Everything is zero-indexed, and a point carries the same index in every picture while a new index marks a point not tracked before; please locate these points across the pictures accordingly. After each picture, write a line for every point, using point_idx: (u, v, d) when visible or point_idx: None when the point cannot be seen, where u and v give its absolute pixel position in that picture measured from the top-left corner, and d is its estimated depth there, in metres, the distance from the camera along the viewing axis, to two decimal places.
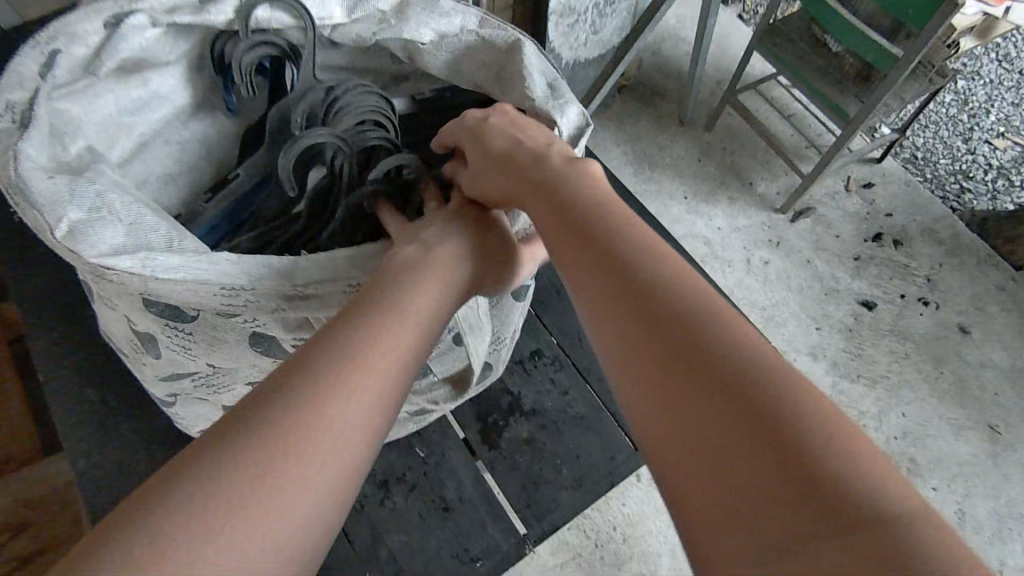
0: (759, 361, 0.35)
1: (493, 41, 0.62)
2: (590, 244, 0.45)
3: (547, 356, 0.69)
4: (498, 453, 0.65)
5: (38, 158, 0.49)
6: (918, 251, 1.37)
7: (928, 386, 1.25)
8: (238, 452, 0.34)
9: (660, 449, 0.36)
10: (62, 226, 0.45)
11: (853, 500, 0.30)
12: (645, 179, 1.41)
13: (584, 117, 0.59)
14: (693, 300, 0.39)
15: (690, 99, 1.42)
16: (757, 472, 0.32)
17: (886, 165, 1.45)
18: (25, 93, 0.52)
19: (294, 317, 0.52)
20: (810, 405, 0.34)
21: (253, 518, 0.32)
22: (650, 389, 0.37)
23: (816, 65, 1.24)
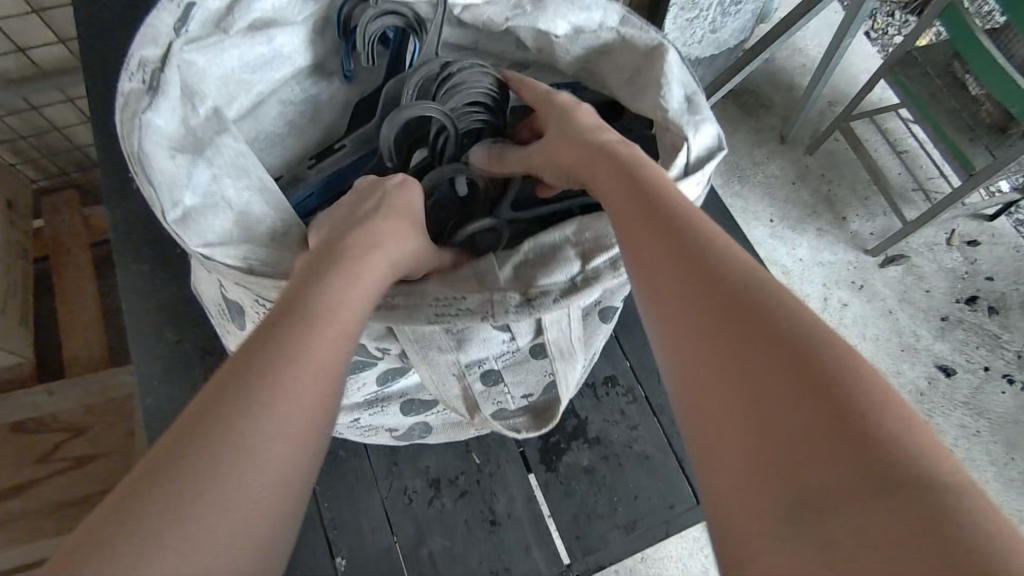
0: (804, 338, 0.33)
1: (633, 41, 0.60)
2: (646, 204, 0.45)
3: (620, 385, 0.67)
4: (554, 475, 0.63)
5: (166, 129, 0.51)
6: (1013, 324, 1.26)
7: (995, 469, 1.17)
8: (212, 449, 0.32)
9: (702, 438, 0.34)
10: (177, 210, 0.48)
11: (894, 461, 0.28)
12: (732, 193, 1.34)
13: (719, 141, 0.54)
14: (742, 272, 0.37)
15: (798, 117, 1.33)
16: (800, 464, 0.29)
17: (997, 225, 1.33)
18: (158, 51, 0.53)
19: (380, 327, 0.49)
20: (856, 384, 0.31)
21: (241, 503, 0.32)
22: (695, 369, 0.35)
23: (949, 104, 1.12)
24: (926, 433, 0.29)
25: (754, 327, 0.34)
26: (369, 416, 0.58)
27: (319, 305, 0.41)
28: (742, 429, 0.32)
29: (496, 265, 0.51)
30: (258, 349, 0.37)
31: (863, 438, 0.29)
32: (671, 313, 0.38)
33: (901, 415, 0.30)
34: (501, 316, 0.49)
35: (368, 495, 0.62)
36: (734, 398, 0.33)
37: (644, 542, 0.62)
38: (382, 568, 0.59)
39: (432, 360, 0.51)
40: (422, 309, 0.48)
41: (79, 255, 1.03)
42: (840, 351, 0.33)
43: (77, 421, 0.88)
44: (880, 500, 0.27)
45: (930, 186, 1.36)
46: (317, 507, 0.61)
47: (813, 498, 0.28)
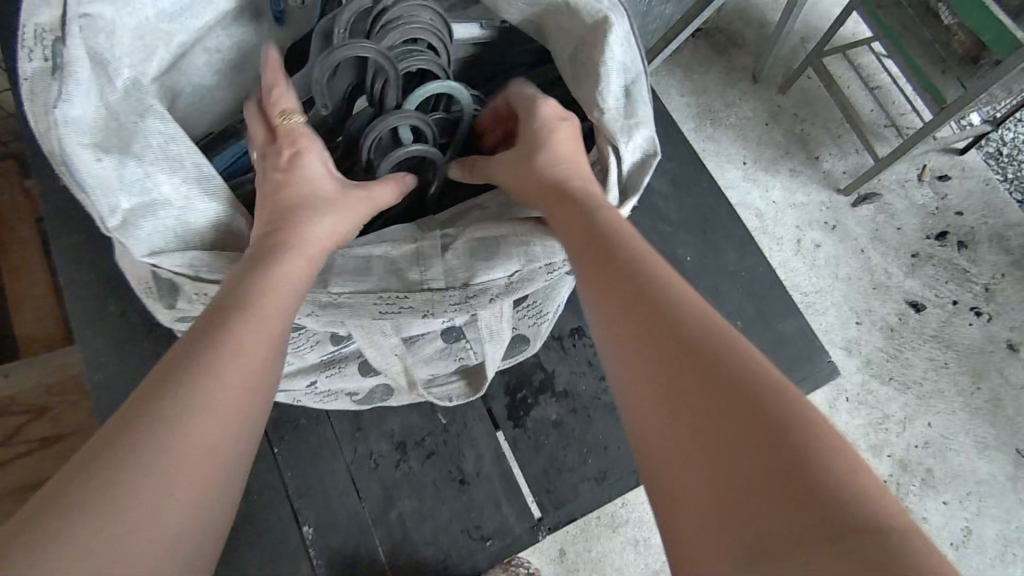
0: (764, 380, 0.36)
1: (581, 12, 0.56)
2: (600, 234, 0.47)
3: (587, 336, 0.66)
4: (522, 431, 0.63)
5: (84, 116, 0.47)
6: (981, 256, 1.27)
7: (962, 400, 1.20)
8: (139, 448, 0.34)
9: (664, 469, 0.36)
10: (117, 216, 0.48)
11: (839, 503, 0.31)
12: (704, 137, 1.32)
13: (652, 143, 0.54)
14: (706, 317, 0.40)
15: (770, 55, 1.29)
16: (756, 500, 0.32)
17: (968, 158, 1.32)
18: (53, 13, 0.47)
19: (326, 318, 0.50)
20: (811, 430, 0.34)
21: (175, 501, 0.34)
22: (662, 407, 0.37)
23: (923, 36, 1.09)
24: (856, 463, 0.33)
25: (721, 370, 0.37)
26: (327, 379, 0.56)
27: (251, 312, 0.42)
28: (691, 460, 0.34)
29: (439, 259, 0.50)
30: (193, 359, 0.38)
31: (801, 468, 0.32)
32: (623, 349, 0.41)
33: (834, 448, 0.33)
34: (440, 313, 0.51)
35: (332, 462, 0.61)
36: (682, 432, 0.36)
37: (615, 492, 0.62)
38: (351, 533, 0.59)
39: (378, 345, 0.52)
40: (364, 306, 0.49)
41: (24, 230, 0.98)
42: (796, 396, 0.35)
43: (37, 402, 0.85)
44: (813, 528, 0.30)
45: (902, 122, 1.34)
46: (281, 476, 0.60)
47: (755, 522, 0.31)
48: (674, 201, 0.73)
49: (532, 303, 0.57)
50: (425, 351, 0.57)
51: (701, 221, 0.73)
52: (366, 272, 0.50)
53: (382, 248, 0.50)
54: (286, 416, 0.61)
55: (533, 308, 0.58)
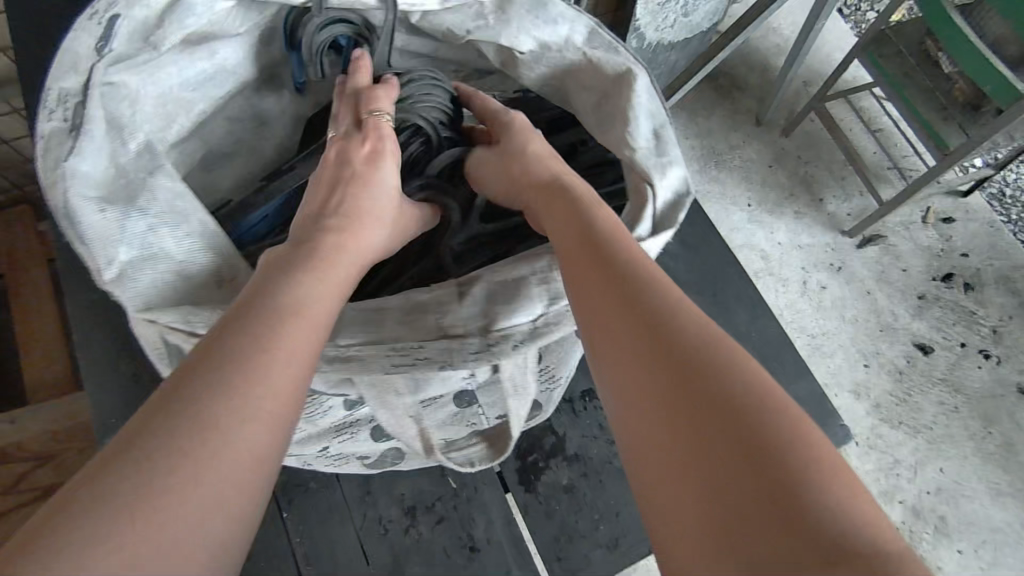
0: (755, 400, 0.35)
1: (603, 65, 0.58)
2: (592, 242, 0.47)
3: (598, 398, 0.66)
4: (533, 496, 0.62)
5: (93, 172, 0.49)
6: (989, 299, 1.27)
7: (973, 444, 1.18)
8: (165, 455, 0.32)
9: (653, 482, 0.36)
10: (113, 268, 0.47)
11: (827, 529, 0.30)
12: (709, 178, 1.33)
13: (686, 182, 0.54)
14: (702, 334, 0.39)
15: (773, 99, 1.31)
16: (746, 520, 0.31)
17: (971, 201, 1.33)
18: (78, 79, 0.49)
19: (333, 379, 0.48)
20: (803, 451, 0.33)
21: (206, 526, 0.32)
22: (651, 423, 0.37)
23: (924, 85, 1.11)
24: (850, 487, 0.32)
25: (708, 391, 0.36)
26: (339, 444, 0.56)
27: (280, 318, 0.40)
28: (677, 462, 0.35)
29: (456, 305, 0.50)
30: (217, 365, 0.37)
31: (791, 492, 0.31)
32: (615, 358, 0.41)
33: (823, 463, 0.33)
34: (460, 365, 0.48)
35: (341, 528, 0.60)
36: (670, 434, 0.36)
37: (627, 561, 0.61)
38: None
39: (388, 405, 0.50)
40: (374, 359, 0.47)
41: (35, 273, 0.99)
42: (788, 414, 0.35)
43: (44, 448, 0.85)
44: (798, 551, 0.30)
45: (905, 164, 1.36)
46: (289, 541, 0.60)
47: (730, 522, 0.32)
48: (684, 260, 0.74)
49: (546, 369, 0.58)
50: (438, 416, 0.57)
51: (709, 277, 0.74)
52: (377, 323, 0.49)
53: (396, 302, 0.50)
54: (296, 478, 0.61)
55: (547, 372, 0.57)
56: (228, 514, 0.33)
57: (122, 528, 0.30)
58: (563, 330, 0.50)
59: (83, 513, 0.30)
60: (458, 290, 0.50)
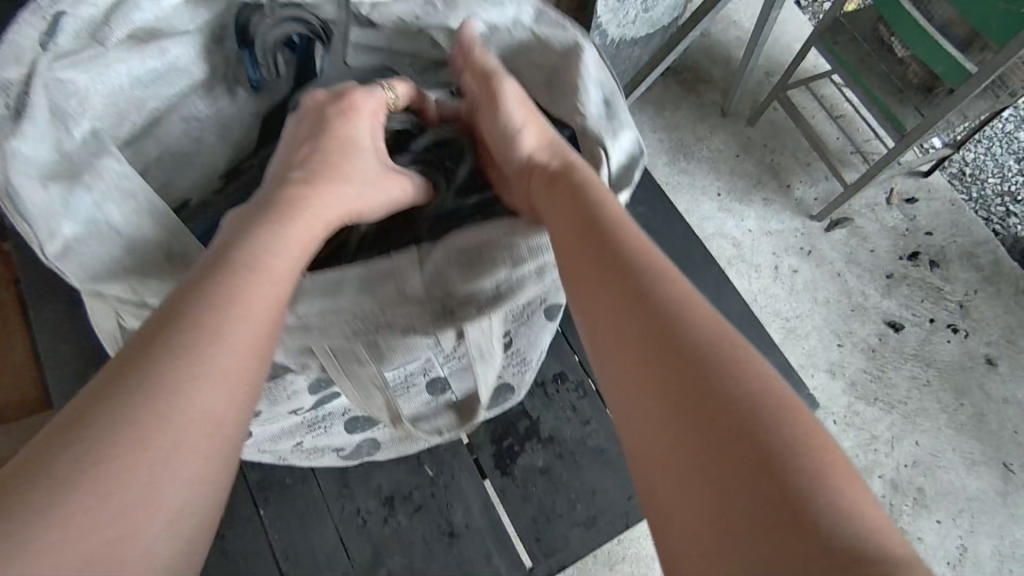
0: (752, 393, 0.37)
1: (552, 40, 0.59)
2: (588, 231, 0.48)
3: (570, 381, 0.71)
4: (509, 479, 0.67)
5: (38, 156, 0.49)
6: (954, 275, 1.31)
7: (946, 417, 1.22)
8: (132, 423, 0.36)
9: (647, 462, 0.38)
10: (56, 242, 0.47)
11: (815, 513, 0.32)
12: (678, 170, 1.35)
13: (637, 145, 0.57)
14: (699, 326, 0.40)
15: (736, 89, 1.34)
16: (736, 501, 0.34)
17: (933, 180, 1.37)
18: (20, 70, 0.51)
19: (294, 345, 0.49)
20: (796, 440, 0.35)
21: (175, 479, 0.36)
22: (647, 408, 0.39)
23: (879, 69, 1.15)
24: (844, 484, 0.34)
25: (707, 382, 0.38)
26: (314, 437, 0.61)
27: (237, 287, 0.42)
28: (676, 451, 0.36)
29: (412, 270, 0.49)
30: (178, 334, 0.39)
31: (782, 481, 0.33)
32: (613, 347, 0.42)
33: (813, 451, 0.35)
34: (421, 326, 0.50)
35: (318, 525, 0.64)
36: (671, 424, 0.37)
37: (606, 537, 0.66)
38: None
39: (354, 375, 0.52)
40: (337, 327, 0.48)
41: (3, 293, 0.97)
42: (783, 406, 0.37)
43: None
44: (786, 533, 0.32)
45: (867, 148, 1.39)
46: (267, 540, 0.64)
47: (724, 513, 0.34)
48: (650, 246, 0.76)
49: (515, 352, 0.63)
50: (413, 403, 0.62)
51: (676, 261, 0.75)
52: (336, 290, 0.48)
53: (356, 271, 0.48)
54: (272, 478, 0.66)
55: (514, 354, 0.62)
56: (198, 479, 0.37)
57: (97, 489, 0.34)
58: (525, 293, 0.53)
59: (58, 473, 0.34)
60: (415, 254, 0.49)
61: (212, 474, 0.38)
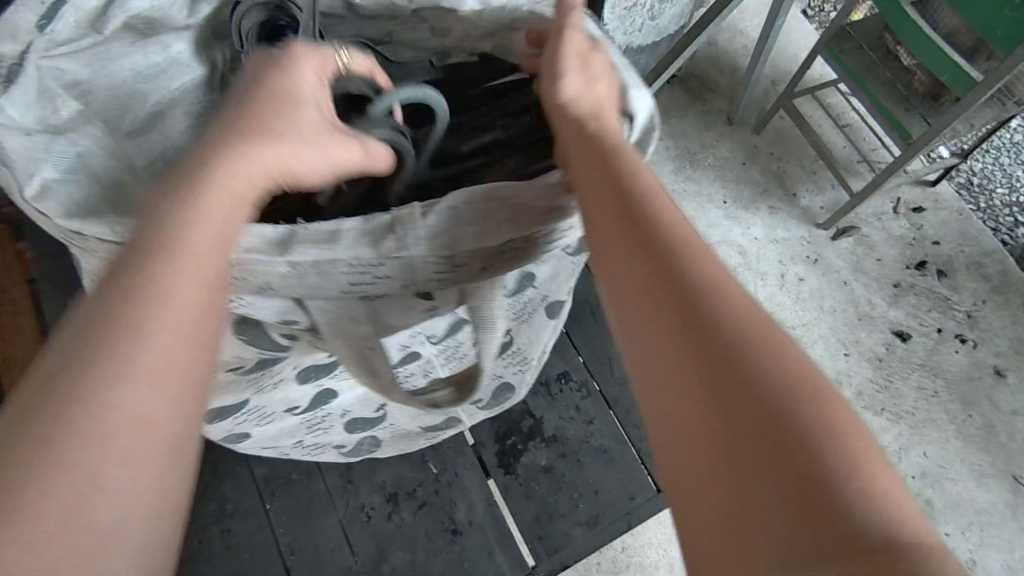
0: (800, 399, 0.32)
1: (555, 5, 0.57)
2: (615, 200, 0.42)
3: (573, 381, 0.77)
4: (513, 477, 0.73)
5: (24, 119, 0.50)
6: (961, 285, 1.30)
7: (954, 427, 1.21)
8: (44, 459, 0.29)
9: (676, 463, 0.34)
10: (33, 183, 0.47)
11: (870, 543, 0.29)
12: (685, 178, 1.36)
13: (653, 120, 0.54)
14: (742, 317, 0.35)
15: (742, 98, 1.35)
16: (775, 521, 0.30)
17: (940, 190, 1.37)
18: (17, 47, 0.51)
19: (284, 299, 0.48)
20: (848, 456, 0.31)
21: (114, 511, 0.30)
22: (676, 406, 0.34)
23: (884, 77, 1.15)
24: (898, 503, 0.30)
25: (748, 383, 0.33)
26: (313, 436, 0.65)
27: (159, 273, 0.35)
28: (700, 441, 0.33)
29: (418, 220, 0.46)
30: (97, 340, 0.32)
31: (831, 502, 0.30)
32: (640, 332, 0.37)
33: (866, 468, 0.31)
34: (424, 285, 0.49)
35: (321, 518, 0.71)
36: (695, 411, 0.34)
37: (607, 535, 0.72)
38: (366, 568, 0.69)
39: (348, 337, 0.51)
40: (331, 278, 0.46)
41: (15, 292, 0.99)
42: (832, 416, 0.32)
43: None
44: (838, 564, 0.28)
45: (874, 157, 1.40)
46: (271, 533, 0.70)
47: (748, 507, 0.31)
48: None
49: (517, 351, 0.67)
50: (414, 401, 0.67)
51: None
52: (333, 239, 0.45)
53: (354, 220, 0.46)
54: (277, 473, 0.72)
55: (517, 351, 0.67)
56: (141, 507, 0.31)
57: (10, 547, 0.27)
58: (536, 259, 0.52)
59: None
60: (420, 205, 0.46)
61: (156, 495, 0.32)
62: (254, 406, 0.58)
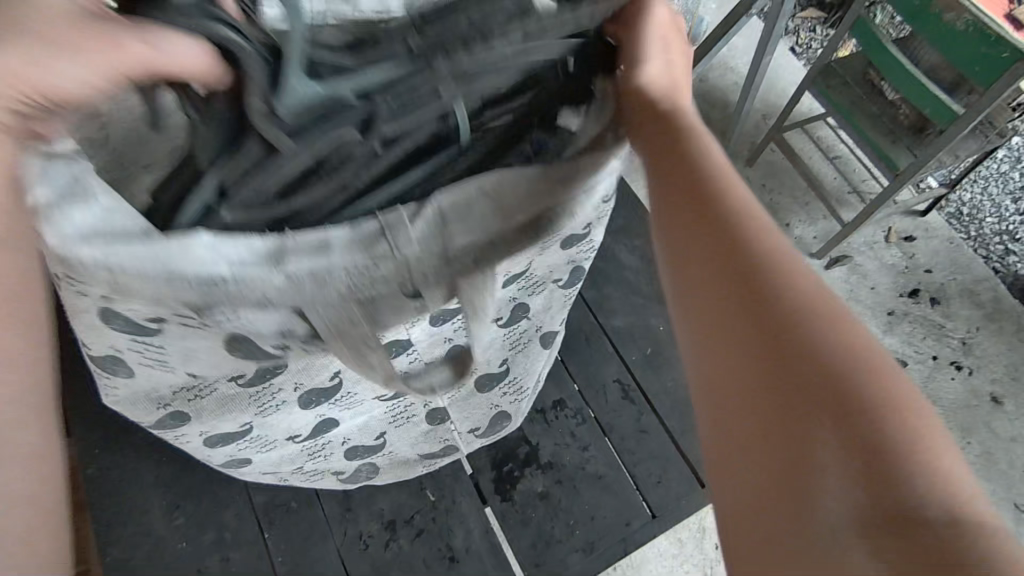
0: (860, 372, 0.34)
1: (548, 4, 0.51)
2: (681, 181, 0.43)
3: (569, 408, 0.78)
4: (509, 504, 0.74)
5: None
6: (955, 312, 1.32)
7: None
8: None
9: (728, 425, 0.38)
10: None
11: (916, 507, 0.31)
12: None
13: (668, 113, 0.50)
14: (802, 295, 0.37)
15: (733, 131, 1.39)
16: (828, 484, 0.33)
17: (930, 220, 1.40)
18: None
19: (281, 313, 0.44)
20: (901, 428, 0.33)
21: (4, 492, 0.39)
22: (736, 375, 0.37)
23: (871, 111, 1.19)
24: (946, 468, 0.32)
25: (810, 358, 0.35)
26: (314, 463, 0.66)
27: None
28: (755, 412, 0.36)
29: (408, 224, 0.43)
30: None
31: (880, 470, 0.32)
32: (700, 304, 0.40)
33: (916, 435, 0.33)
34: (419, 282, 0.46)
35: (321, 545, 0.71)
36: (755, 386, 0.36)
37: (602, 560, 0.72)
38: None
39: (342, 341, 0.47)
40: (331, 288, 0.43)
41: None
42: (891, 390, 0.34)
43: None
44: (884, 525, 0.31)
45: (864, 188, 1.43)
46: (271, 561, 0.71)
47: (801, 474, 0.34)
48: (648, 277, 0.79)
49: (514, 380, 0.68)
50: (412, 433, 0.68)
51: None
52: (325, 247, 0.42)
53: (344, 228, 0.42)
54: (277, 501, 0.73)
55: (513, 381, 0.68)
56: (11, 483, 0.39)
57: None
58: (522, 246, 0.49)
59: None
60: (409, 211, 0.43)
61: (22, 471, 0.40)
62: (258, 433, 0.59)
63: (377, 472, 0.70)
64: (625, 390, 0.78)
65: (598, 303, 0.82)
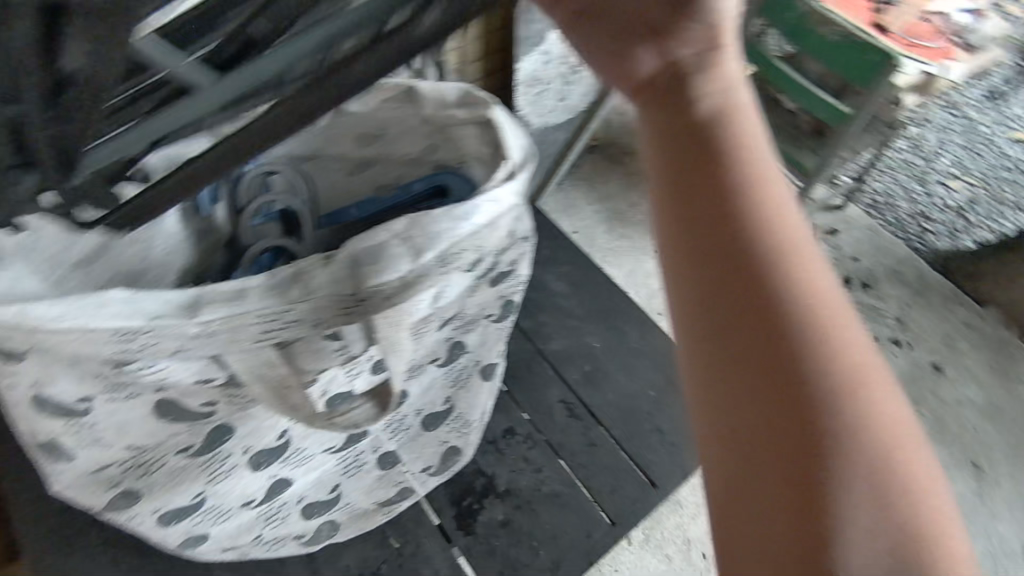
0: (894, 448, 0.31)
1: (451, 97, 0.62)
2: (689, 180, 0.33)
3: (519, 434, 0.80)
4: (473, 537, 0.74)
5: None
6: (886, 293, 1.40)
7: None
8: None
9: (742, 475, 0.32)
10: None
11: None
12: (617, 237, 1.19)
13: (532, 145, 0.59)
14: (841, 355, 0.32)
15: None
16: (853, 561, 0.30)
17: (848, 212, 1.49)
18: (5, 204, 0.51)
19: (199, 358, 0.47)
20: (925, 509, 0.31)
21: None
22: (768, 430, 0.31)
23: (772, 123, 1.29)
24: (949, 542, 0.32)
25: (852, 430, 0.31)
26: (271, 529, 0.65)
27: None
28: (787, 461, 0.31)
29: (316, 269, 0.47)
30: None
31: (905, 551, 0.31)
32: (720, 338, 0.32)
33: (933, 513, 0.32)
34: (331, 323, 0.48)
35: None
36: (789, 446, 0.31)
37: None
38: None
39: (261, 385, 0.48)
40: (245, 329, 0.46)
41: None
42: (914, 467, 0.32)
43: None
44: None
45: None
46: None
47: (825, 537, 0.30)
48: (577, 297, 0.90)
49: (458, 414, 0.71)
50: (366, 481, 0.68)
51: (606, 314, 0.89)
52: (240, 296, 0.45)
53: (261, 277, 0.46)
54: None
55: (459, 414, 0.70)
56: None
57: None
58: (431, 282, 0.51)
59: None
60: (321, 256, 0.47)
61: None
62: (210, 505, 0.59)
63: (337, 526, 0.70)
64: (570, 408, 0.82)
65: (535, 331, 0.87)
